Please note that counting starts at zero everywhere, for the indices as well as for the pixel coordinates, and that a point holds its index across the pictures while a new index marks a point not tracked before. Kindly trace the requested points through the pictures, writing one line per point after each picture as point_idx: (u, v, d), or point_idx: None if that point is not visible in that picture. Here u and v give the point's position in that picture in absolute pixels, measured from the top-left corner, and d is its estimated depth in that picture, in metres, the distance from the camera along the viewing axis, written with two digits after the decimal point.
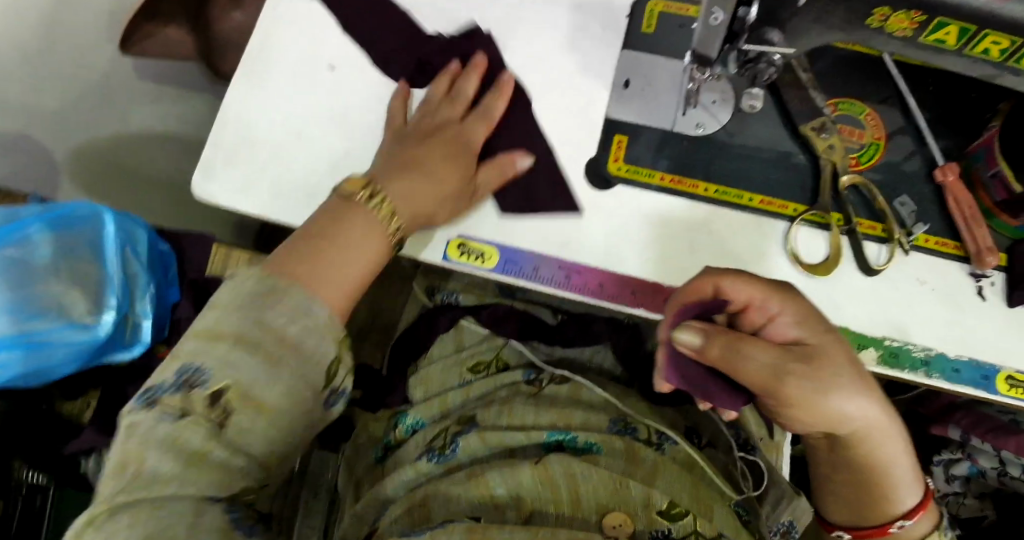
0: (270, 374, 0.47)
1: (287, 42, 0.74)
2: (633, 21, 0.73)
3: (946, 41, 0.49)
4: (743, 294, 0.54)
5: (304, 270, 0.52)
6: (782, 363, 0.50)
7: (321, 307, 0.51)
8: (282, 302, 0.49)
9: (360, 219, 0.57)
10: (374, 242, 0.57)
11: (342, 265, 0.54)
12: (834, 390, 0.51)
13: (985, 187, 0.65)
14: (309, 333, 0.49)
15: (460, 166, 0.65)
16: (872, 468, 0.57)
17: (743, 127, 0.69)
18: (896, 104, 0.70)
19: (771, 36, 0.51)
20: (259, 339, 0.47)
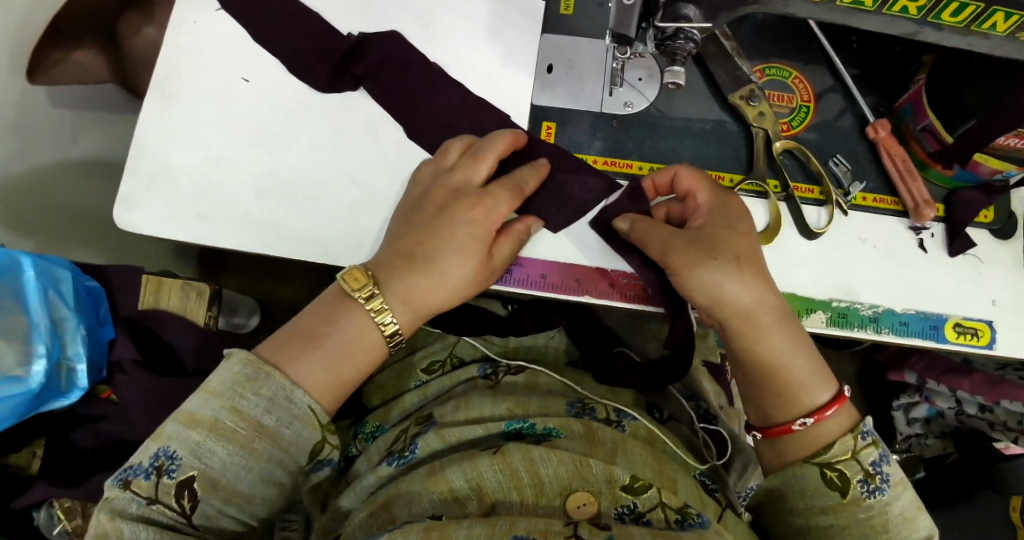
0: (245, 461, 0.49)
1: (197, 58, 0.71)
2: (551, 4, 0.72)
3: (863, 2, 0.48)
4: (682, 186, 0.60)
5: (287, 358, 0.53)
6: (668, 244, 0.56)
7: (304, 395, 0.51)
8: (267, 388, 0.50)
9: (348, 316, 0.55)
10: (366, 330, 0.55)
11: (326, 362, 0.53)
12: (715, 271, 0.54)
13: (916, 139, 0.65)
14: (286, 422, 0.51)
15: (474, 251, 0.56)
16: (772, 361, 0.55)
17: (672, 102, 0.70)
18: (821, 65, 0.71)
19: (686, 10, 0.51)
20: (234, 426, 0.49)
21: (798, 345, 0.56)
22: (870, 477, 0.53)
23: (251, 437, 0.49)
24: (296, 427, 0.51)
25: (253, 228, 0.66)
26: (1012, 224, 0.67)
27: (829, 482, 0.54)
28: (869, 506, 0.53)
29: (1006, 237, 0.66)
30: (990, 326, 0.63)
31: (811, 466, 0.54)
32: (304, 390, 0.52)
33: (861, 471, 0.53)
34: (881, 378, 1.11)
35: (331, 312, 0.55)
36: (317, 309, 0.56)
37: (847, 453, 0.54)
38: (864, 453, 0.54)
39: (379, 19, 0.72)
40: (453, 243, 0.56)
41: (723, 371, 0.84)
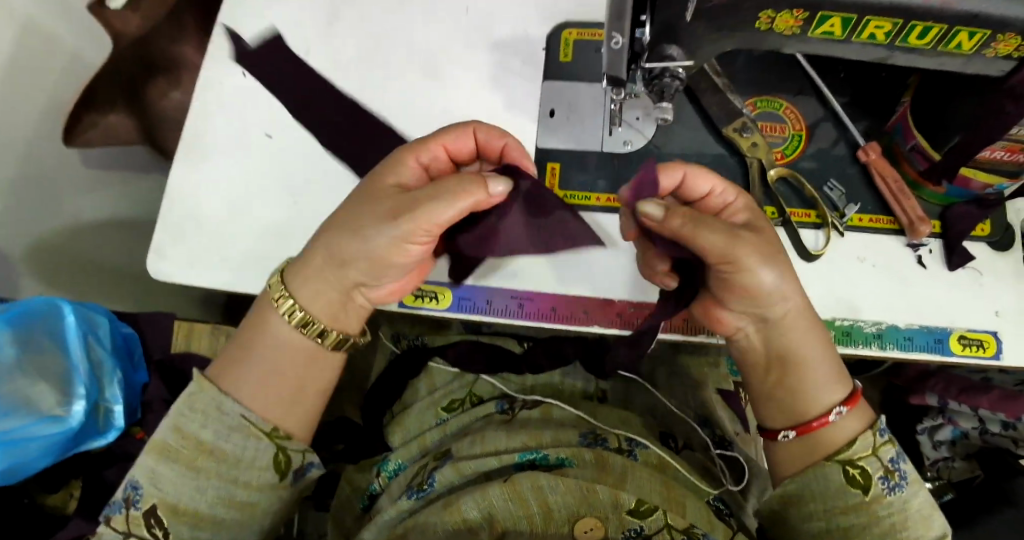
0: (198, 482, 0.52)
1: (223, 117, 0.76)
2: (551, 52, 0.76)
3: (833, 32, 0.52)
4: (705, 185, 0.58)
5: (228, 371, 0.56)
6: (733, 233, 0.51)
7: (234, 404, 0.54)
8: (200, 402, 0.54)
9: (276, 323, 0.57)
10: (289, 333, 0.57)
11: (263, 360, 0.56)
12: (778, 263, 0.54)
13: (906, 158, 0.67)
14: (230, 433, 0.53)
15: (371, 216, 0.53)
16: (802, 354, 0.57)
17: (669, 137, 0.73)
18: (811, 95, 0.74)
19: (670, 51, 0.54)
20: (180, 446, 0.53)
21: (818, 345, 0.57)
22: (890, 474, 0.54)
23: (195, 454, 0.53)
24: (236, 439, 0.53)
25: (277, 271, 0.70)
26: (1008, 235, 0.68)
27: (851, 480, 0.54)
28: (889, 502, 0.53)
29: (1004, 248, 0.68)
30: (996, 337, 0.64)
31: (835, 463, 0.54)
32: (236, 400, 0.54)
33: (881, 467, 0.54)
34: (903, 402, 1.10)
35: (258, 317, 0.58)
36: (250, 319, 0.58)
37: (868, 450, 0.54)
38: (883, 450, 0.55)
39: (389, 74, 0.77)
40: (357, 219, 0.54)
41: (735, 397, 0.86)
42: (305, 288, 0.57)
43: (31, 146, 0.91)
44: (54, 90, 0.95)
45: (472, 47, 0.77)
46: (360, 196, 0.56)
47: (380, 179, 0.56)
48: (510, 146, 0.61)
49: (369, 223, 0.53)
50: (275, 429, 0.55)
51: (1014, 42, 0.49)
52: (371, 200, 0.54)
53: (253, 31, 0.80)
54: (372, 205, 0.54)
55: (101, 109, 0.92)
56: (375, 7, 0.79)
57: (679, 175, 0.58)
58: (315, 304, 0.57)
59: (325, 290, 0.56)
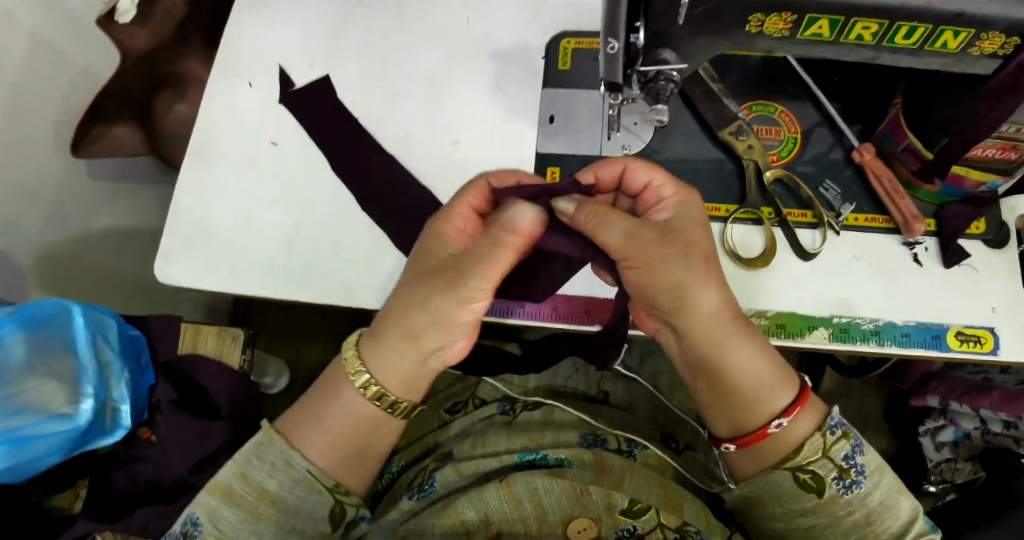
0: (256, 526, 0.55)
1: (228, 128, 0.78)
2: (550, 60, 0.77)
3: (821, 33, 0.53)
4: (643, 177, 0.57)
5: (294, 429, 0.57)
6: (635, 232, 0.51)
7: (300, 457, 0.55)
8: (268, 452, 0.55)
9: (347, 392, 0.57)
10: (359, 401, 0.57)
11: (328, 423, 0.56)
12: (686, 271, 0.51)
13: (898, 159, 0.68)
14: (293, 486, 0.55)
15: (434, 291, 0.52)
16: (728, 366, 0.56)
17: (665, 143, 0.73)
18: (806, 99, 0.74)
19: (664, 54, 0.56)
20: (242, 491, 0.55)
21: (745, 345, 0.56)
22: (844, 473, 0.55)
23: (256, 502, 0.55)
24: (298, 490, 0.55)
25: (281, 277, 0.72)
26: (1003, 233, 0.69)
27: (804, 485, 0.56)
28: (847, 502, 0.55)
29: (999, 245, 0.68)
30: (992, 333, 0.65)
31: (782, 472, 0.56)
32: (301, 453, 0.55)
33: (834, 468, 0.55)
34: (906, 406, 1.10)
35: (332, 382, 0.58)
36: (324, 383, 0.59)
37: (818, 453, 0.55)
38: (834, 450, 0.55)
39: (392, 85, 0.78)
40: (414, 296, 0.53)
41: None
42: (377, 361, 0.56)
43: (40, 159, 0.94)
44: (62, 104, 0.97)
45: (472, 58, 0.79)
46: (405, 279, 0.55)
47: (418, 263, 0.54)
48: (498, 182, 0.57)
49: (435, 301, 0.52)
50: (336, 485, 0.56)
51: (998, 40, 0.50)
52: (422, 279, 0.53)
53: (258, 44, 0.82)
54: (432, 283, 0.52)
55: (108, 122, 0.94)
56: (377, 20, 0.81)
57: (619, 168, 0.58)
58: (390, 377, 0.56)
59: (402, 364, 0.55)
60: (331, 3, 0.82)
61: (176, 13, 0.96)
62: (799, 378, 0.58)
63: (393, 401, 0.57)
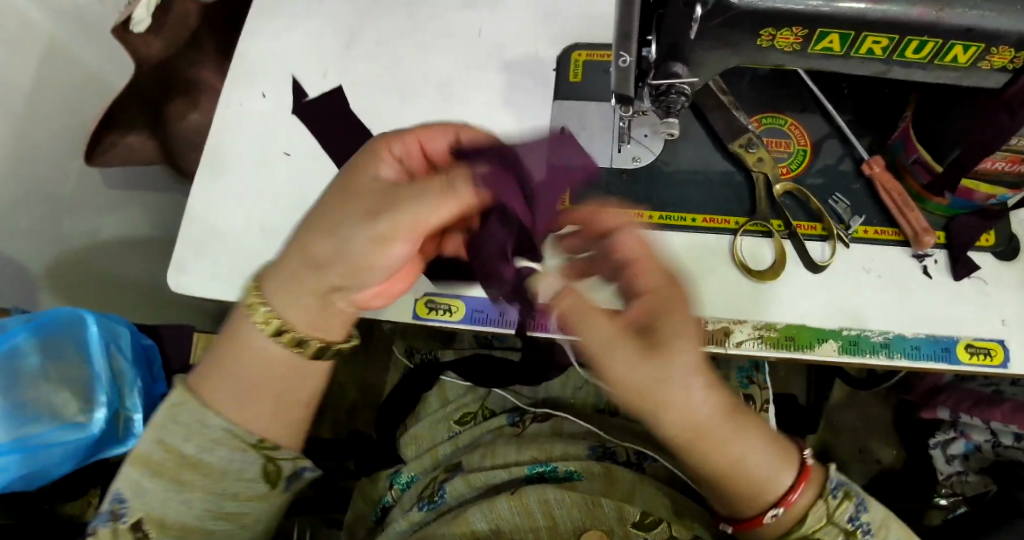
0: (185, 497, 0.53)
1: (241, 138, 0.79)
2: (561, 71, 0.78)
3: (832, 47, 0.53)
4: (632, 253, 0.50)
5: (207, 390, 0.55)
6: (611, 346, 0.47)
7: (218, 419, 0.53)
8: (184, 414, 0.53)
9: (254, 337, 0.54)
10: (264, 343, 0.54)
11: (245, 375, 0.54)
12: (670, 389, 0.48)
13: (909, 171, 0.68)
14: (216, 445, 0.53)
15: (349, 219, 0.50)
16: (722, 460, 0.52)
17: (675, 154, 0.74)
18: (815, 111, 0.75)
19: (676, 68, 0.56)
20: (165, 462, 0.52)
21: (743, 436, 0.52)
22: (852, 537, 0.53)
23: (178, 469, 0.52)
24: (218, 451, 0.53)
25: None
26: (1013, 245, 0.68)
27: None
28: None
29: (1010, 258, 0.68)
30: (1002, 345, 0.65)
31: None
32: (217, 414, 0.53)
33: (841, 532, 0.53)
34: (916, 418, 1.09)
35: (235, 326, 0.55)
36: (228, 335, 0.56)
37: (824, 520, 0.53)
38: (840, 513, 0.53)
39: (404, 94, 0.79)
40: (340, 216, 0.50)
41: None
42: (280, 294, 0.53)
43: (54, 165, 0.95)
44: (76, 112, 0.98)
45: (483, 69, 0.79)
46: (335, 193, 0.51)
47: (353, 180, 0.51)
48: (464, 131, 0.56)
49: (347, 231, 0.49)
50: (260, 441, 0.54)
51: (1008, 54, 0.51)
52: (355, 201, 0.50)
53: (272, 54, 0.83)
54: (354, 208, 0.50)
55: (123, 130, 0.96)
56: (390, 32, 0.82)
57: (612, 226, 0.53)
58: (295, 315, 0.54)
59: (310, 299, 0.53)
60: (345, 14, 0.83)
61: (189, 22, 0.98)
62: (799, 453, 0.55)
63: (307, 342, 0.54)
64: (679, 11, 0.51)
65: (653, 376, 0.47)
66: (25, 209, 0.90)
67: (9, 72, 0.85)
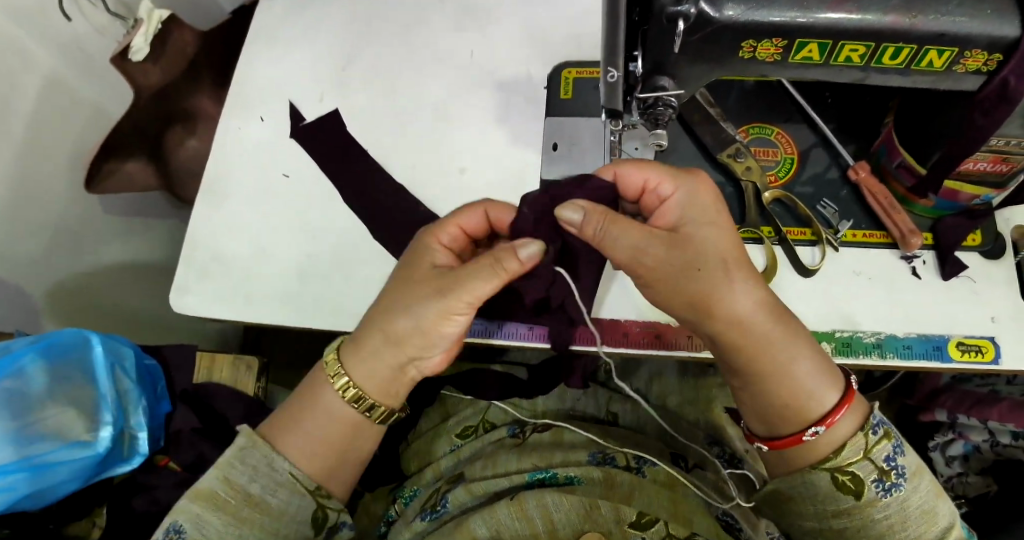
0: (238, 531, 0.56)
1: (241, 161, 0.80)
2: (552, 89, 0.80)
3: (811, 57, 0.55)
4: (638, 179, 0.59)
5: (274, 435, 0.60)
6: (642, 247, 0.54)
7: (287, 462, 0.59)
8: (251, 457, 0.58)
9: (332, 401, 0.61)
10: (342, 407, 0.61)
11: (310, 436, 0.60)
12: (703, 281, 0.53)
13: (893, 175, 0.69)
14: (275, 490, 0.58)
15: (426, 301, 0.56)
16: (767, 367, 0.55)
17: (667, 167, 0.75)
18: (801, 121, 0.76)
19: (662, 82, 0.58)
20: (228, 498, 0.57)
21: (787, 347, 0.55)
22: (884, 474, 0.54)
23: (240, 507, 0.57)
24: (281, 493, 0.58)
25: (294, 306, 0.73)
26: (1000, 244, 0.70)
27: (842, 486, 0.55)
28: (885, 505, 0.54)
29: (996, 257, 0.69)
30: (993, 342, 0.66)
31: (821, 472, 0.55)
32: (286, 457, 0.59)
33: (874, 470, 0.54)
34: (915, 421, 1.10)
35: (314, 390, 0.62)
36: (302, 392, 0.63)
37: (859, 454, 0.54)
38: (875, 450, 0.54)
39: (400, 116, 0.81)
40: (414, 307, 0.57)
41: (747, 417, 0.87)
42: (354, 361, 0.60)
43: (56, 192, 0.97)
44: (77, 140, 1.00)
45: (477, 88, 0.81)
46: (403, 282, 0.59)
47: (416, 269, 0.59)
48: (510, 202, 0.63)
49: (425, 308, 0.56)
50: (319, 487, 0.60)
51: (981, 57, 0.53)
52: (424, 284, 0.57)
53: (269, 80, 0.85)
54: (423, 291, 0.56)
55: (123, 157, 0.98)
56: (385, 54, 0.84)
57: (611, 175, 0.62)
58: (371, 384, 0.60)
59: (381, 369, 0.59)
60: (341, 40, 0.85)
61: (188, 50, 1.00)
62: (844, 378, 0.57)
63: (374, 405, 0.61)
64: (661, 25, 0.53)
65: (681, 263, 0.54)
66: (27, 235, 0.91)
67: (11, 106, 0.87)
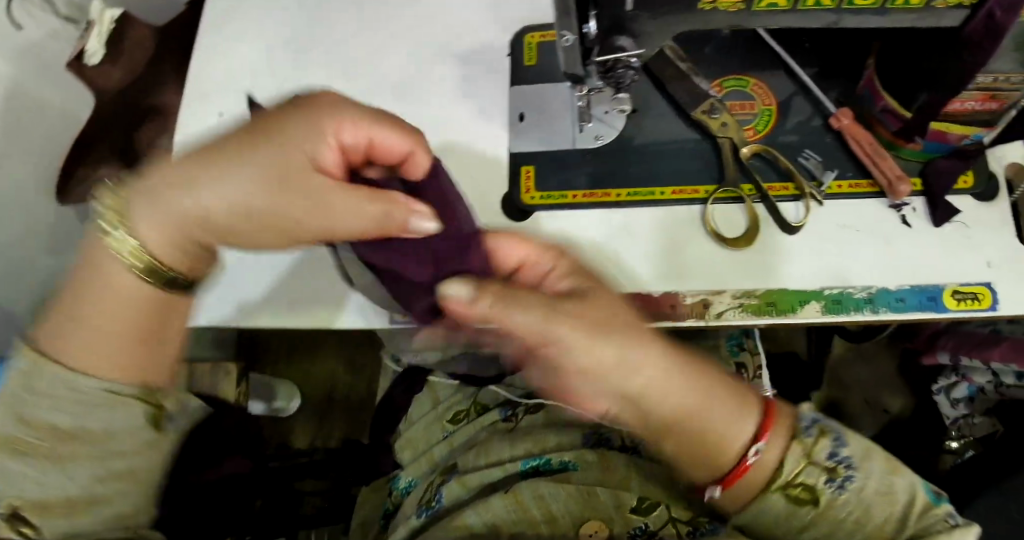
0: (64, 472, 0.50)
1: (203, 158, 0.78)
2: (516, 56, 0.76)
3: (778, 3, 0.52)
4: None
5: (54, 340, 0.53)
6: (550, 313, 0.44)
7: (87, 380, 0.52)
8: (43, 381, 0.51)
9: (114, 270, 0.53)
10: (126, 278, 0.53)
11: (92, 320, 0.53)
12: (613, 338, 0.45)
13: (879, 121, 0.66)
14: (90, 409, 0.51)
15: (262, 194, 0.48)
16: (681, 414, 0.50)
17: (641, 128, 0.71)
18: (777, 70, 0.72)
19: (621, 41, 0.53)
20: (31, 439, 0.50)
21: (694, 382, 0.50)
22: (833, 472, 0.51)
23: (56, 443, 0.50)
24: (99, 413, 0.52)
25: (268, 304, 0.71)
26: (992, 185, 0.67)
27: (797, 500, 0.51)
28: (846, 505, 0.51)
29: (989, 199, 0.66)
30: (990, 288, 0.63)
31: (773, 494, 0.52)
32: (83, 373, 0.52)
33: (821, 471, 0.52)
34: (917, 365, 1.09)
35: (101, 255, 0.53)
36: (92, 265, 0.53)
37: (801, 462, 0.52)
38: (816, 451, 0.52)
39: (361, 98, 0.77)
40: (241, 191, 0.48)
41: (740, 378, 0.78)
42: (141, 213, 0.50)
43: None
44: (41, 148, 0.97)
45: (438, 62, 0.78)
46: (267, 144, 0.48)
47: (285, 140, 0.48)
48: (420, 152, 0.53)
49: (258, 205, 0.48)
50: (143, 391, 0.54)
51: None
52: (270, 169, 0.48)
53: (225, 71, 0.81)
54: (282, 186, 0.48)
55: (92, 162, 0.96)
56: (342, 34, 0.80)
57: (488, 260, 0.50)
58: (159, 245, 0.51)
59: (179, 234, 0.51)
60: (296, 24, 0.82)
61: (147, 44, 0.96)
62: (755, 398, 0.55)
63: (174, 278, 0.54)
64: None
65: (592, 322, 0.45)
66: None
67: None
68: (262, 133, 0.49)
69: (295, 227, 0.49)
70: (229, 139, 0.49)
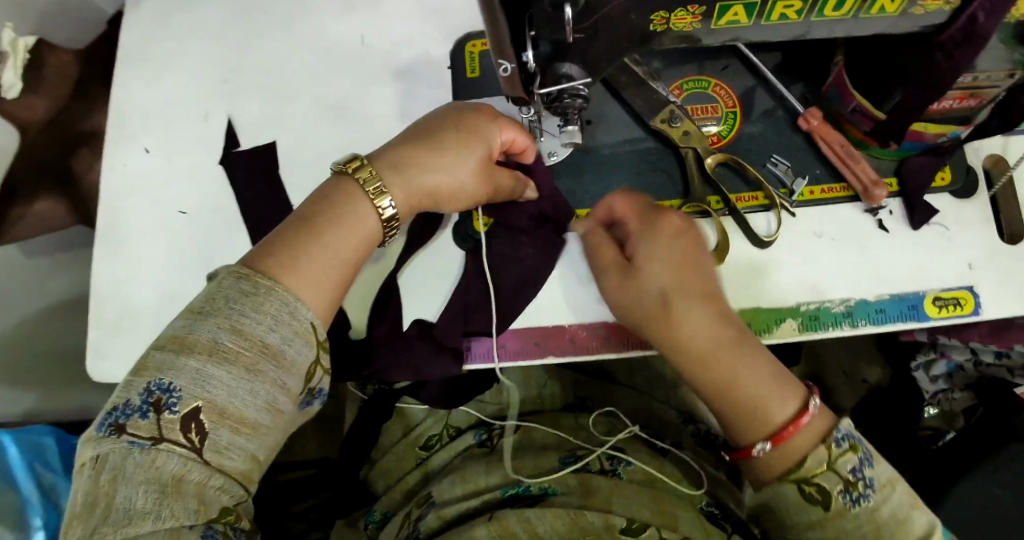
0: (252, 391, 0.47)
1: (133, 200, 0.72)
2: (457, 68, 0.71)
3: (738, 19, 0.47)
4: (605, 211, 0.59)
5: (278, 272, 0.51)
6: (662, 287, 0.54)
7: (306, 310, 0.50)
8: (270, 304, 0.49)
9: (349, 208, 0.55)
10: (370, 217, 0.56)
11: (322, 260, 0.53)
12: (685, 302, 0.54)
13: (850, 120, 0.61)
14: (276, 328, 0.48)
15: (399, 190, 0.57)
16: (709, 379, 0.54)
17: (597, 142, 0.67)
18: (738, 68, 0.68)
19: (565, 68, 0.48)
20: (235, 349, 0.47)
21: (754, 368, 0.53)
22: (851, 485, 0.50)
23: (254, 357, 0.47)
24: (244, 380, 0.47)
25: None
26: (970, 180, 0.63)
27: (809, 497, 0.51)
28: (856, 515, 0.49)
29: (968, 195, 0.63)
30: (972, 292, 0.60)
31: (788, 483, 0.51)
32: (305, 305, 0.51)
33: (840, 481, 0.50)
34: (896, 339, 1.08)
35: (333, 212, 0.54)
36: (295, 229, 0.54)
37: (823, 465, 0.50)
38: (840, 462, 0.50)
39: (296, 125, 0.72)
40: (405, 182, 0.57)
41: None
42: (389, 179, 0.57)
43: None
44: None
45: (376, 80, 0.72)
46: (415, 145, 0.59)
47: (438, 144, 0.59)
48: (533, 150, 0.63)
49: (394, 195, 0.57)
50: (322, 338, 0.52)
51: None
52: (405, 184, 0.57)
53: (148, 103, 0.75)
54: (431, 175, 0.58)
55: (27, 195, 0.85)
56: (269, 54, 0.74)
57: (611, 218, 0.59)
58: (364, 221, 0.55)
59: (347, 239, 0.54)
60: (219, 44, 0.75)
61: (69, 73, 0.89)
62: (805, 389, 0.53)
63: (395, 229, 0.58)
64: (546, 13, 0.43)
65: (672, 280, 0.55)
66: None
67: None
68: (417, 133, 0.60)
69: (450, 194, 0.60)
70: (422, 127, 0.60)
